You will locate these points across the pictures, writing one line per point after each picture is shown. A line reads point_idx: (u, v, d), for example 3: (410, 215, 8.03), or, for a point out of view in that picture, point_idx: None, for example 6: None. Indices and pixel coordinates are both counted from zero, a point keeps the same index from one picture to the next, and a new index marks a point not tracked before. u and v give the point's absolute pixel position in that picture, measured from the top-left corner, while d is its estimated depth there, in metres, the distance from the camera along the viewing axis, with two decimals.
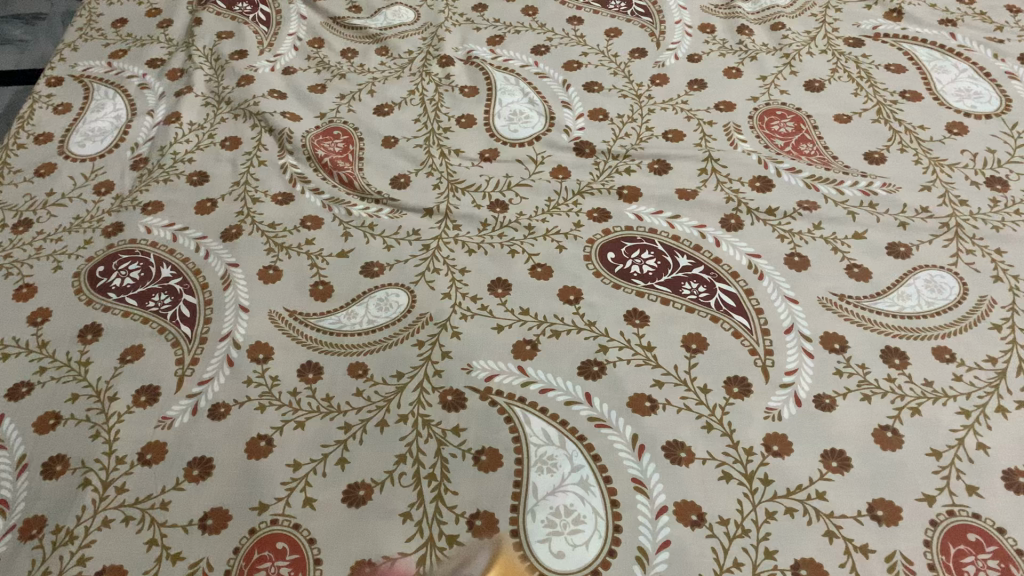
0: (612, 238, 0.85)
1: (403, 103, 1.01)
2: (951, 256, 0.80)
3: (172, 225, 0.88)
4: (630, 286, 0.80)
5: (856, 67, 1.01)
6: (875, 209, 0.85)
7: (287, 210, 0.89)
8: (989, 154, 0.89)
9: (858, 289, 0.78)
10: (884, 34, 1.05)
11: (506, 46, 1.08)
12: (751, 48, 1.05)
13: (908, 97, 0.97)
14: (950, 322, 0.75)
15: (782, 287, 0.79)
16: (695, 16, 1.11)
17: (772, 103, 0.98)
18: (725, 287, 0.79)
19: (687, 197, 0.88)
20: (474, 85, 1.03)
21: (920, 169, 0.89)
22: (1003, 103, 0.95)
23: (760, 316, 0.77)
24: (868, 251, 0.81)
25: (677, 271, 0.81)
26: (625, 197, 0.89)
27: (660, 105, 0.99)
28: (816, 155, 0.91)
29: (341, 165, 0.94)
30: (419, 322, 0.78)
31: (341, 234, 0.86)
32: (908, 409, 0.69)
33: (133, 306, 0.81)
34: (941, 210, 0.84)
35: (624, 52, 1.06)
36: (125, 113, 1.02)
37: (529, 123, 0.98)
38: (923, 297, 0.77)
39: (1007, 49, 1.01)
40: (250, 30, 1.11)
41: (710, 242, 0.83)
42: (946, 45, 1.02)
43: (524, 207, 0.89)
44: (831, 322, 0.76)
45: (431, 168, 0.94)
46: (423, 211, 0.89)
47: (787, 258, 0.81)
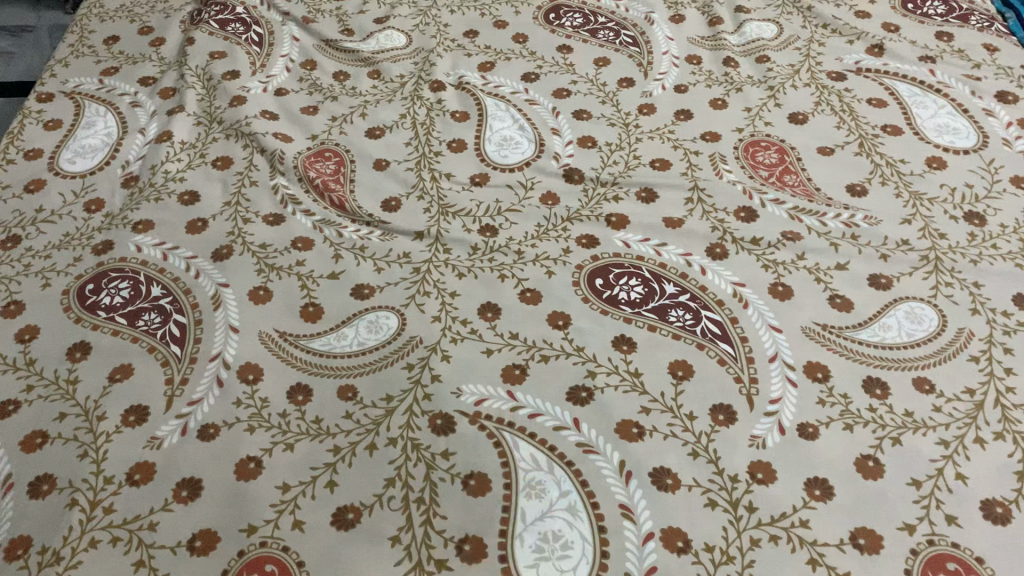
0: (600, 264, 0.86)
1: (394, 126, 1.02)
2: (930, 288, 0.82)
3: (163, 244, 0.88)
4: (617, 312, 0.81)
5: (839, 101, 1.03)
6: (857, 241, 0.87)
7: (278, 231, 0.89)
8: (968, 189, 0.92)
9: (840, 319, 0.80)
10: (866, 68, 1.08)
11: (497, 72, 1.10)
12: (737, 80, 1.07)
13: (890, 131, 0.99)
14: (929, 353, 0.77)
15: (766, 316, 0.80)
16: (682, 47, 1.13)
17: (757, 134, 1.00)
18: (711, 315, 0.81)
19: (674, 225, 0.90)
20: (464, 110, 1.05)
21: (900, 202, 0.90)
22: (981, 138, 0.97)
23: (745, 345, 0.78)
24: (850, 282, 0.83)
25: (664, 298, 0.82)
26: (613, 224, 0.90)
27: (648, 134, 1.01)
28: (799, 186, 0.93)
29: (332, 187, 0.94)
30: (409, 345, 0.78)
31: (332, 255, 0.87)
32: (889, 439, 0.71)
33: (122, 325, 0.81)
34: (921, 243, 0.86)
35: (612, 81, 1.08)
36: (116, 131, 1.02)
37: (518, 149, 1.00)
38: (903, 328, 0.79)
39: (984, 86, 1.04)
40: (243, 51, 1.12)
41: (697, 269, 0.85)
42: (925, 81, 1.05)
43: (514, 231, 0.90)
44: (814, 352, 0.77)
45: (421, 192, 0.94)
46: (414, 234, 0.90)
47: (772, 288, 0.83)
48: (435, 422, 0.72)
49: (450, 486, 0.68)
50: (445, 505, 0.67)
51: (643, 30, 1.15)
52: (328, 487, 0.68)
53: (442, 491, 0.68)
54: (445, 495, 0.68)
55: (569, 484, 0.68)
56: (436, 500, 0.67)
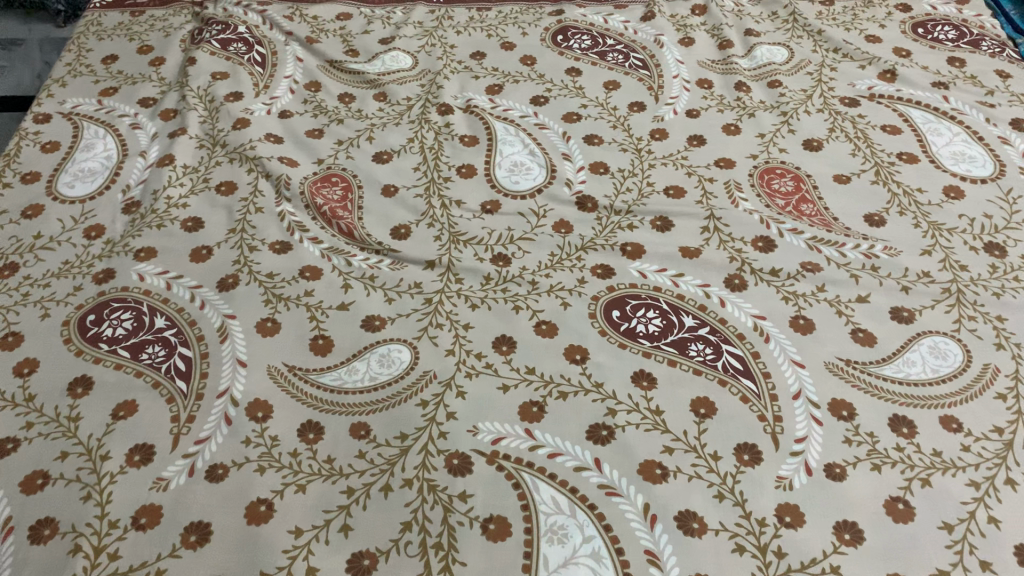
0: (616, 295, 0.84)
1: (402, 151, 1.00)
2: (953, 322, 0.81)
3: (167, 273, 0.86)
4: (636, 346, 0.79)
5: (853, 127, 1.02)
6: (877, 272, 0.85)
7: (285, 260, 0.87)
8: (986, 219, 0.90)
9: (863, 354, 0.78)
10: (878, 94, 1.06)
11: (506, 95, 1.08)
12: (748, 105, 1.06)
13: (905, 159, 0.97)
14: (955, 390, 0.75)
15: (788, 351, 0.79)
16: (693, 71, 1.11)
17: (772, 161, 0.98)
18: (731, 350, 0.79)
19: (690, 255, 0.88)
20: (473, 135, 1.03)
21: (920, 232, 0.89)
22: (998, 167, 0.96)
23: (767, 381, 0.76)
24: (872, 316, 0.81)
25: (683, 331, 0.81)
26: (628, 253, 0.88)
27: (660, 160, 0.99)
28: (817, 216, 0.91)
29: (340, 214, 0.92)
30: (423, 380, 0.76)
31: (341, 285, 0.85)
32: (918, 480, 0.69)
33: (125, 359, 0.78)
34: (942, 275, 0.85)
35: (623, 105, 1.07)
36: (116, 154, 0.99)
37: (529, 175, 0.98)
38: (927, 364, 0.77)
39: (999, 113, 1.02)
40: (246, 71, 1.10)
41: (716, 301, 0.83)
42: (939, 108, 1.04)
43: (527, 261, 0.88)
44: (839, 388, 0.76)
45: (431, 219, 0.92)
46: (425, 263, 0.87)
47: (792, 321, 0.81)
48: (452, 462, 0.70)
49: (469, 531, 0.66)
50: (464, 551, 0.65)
51: (653, 52, 1.14)
52: (342, 531, 0.66)
53: (461, 535, 0.66)
54: (464, 540, 0.65)
55: (591, 528, 0.66)
56: (455, 545, 0.65)
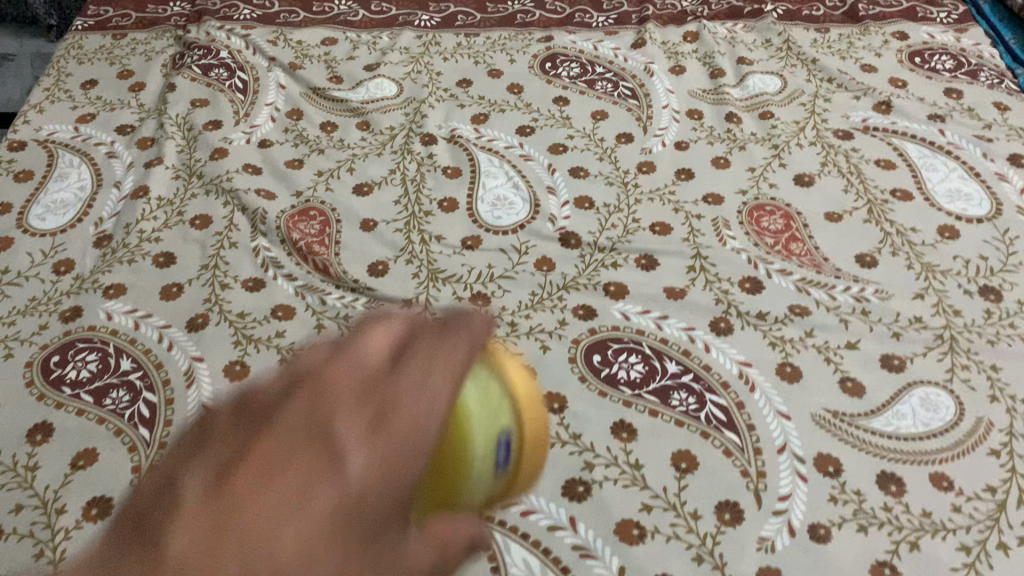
0: (598, 338, 0.81)
1: (382, 183, 0.98)
2: (946, 371, 0.78)
3: (135, 312, 0.83)
4: (617, 394, 0.77)
5: (846, 161, 0.99)
6: (868, 317, 0.82)
7: (257, 298, 0.84)
8: (982, 261, 0.87)
9: (851, 405, 0.76)
10: (873, 127, 1.04)
11: (491, 125, 1.06)
12: (739, 137, 1.03)
13: (899, 196, 0.95)
14: (947, 445, 0.72)
15: (774, 401, 0.76)
16: (683, 100, 1.09)
17: (762, 197, 0.95)
18: (715, 399, 0.76)
19: (675, 297, 0.85)
20: (457, 167, 1.01)
21: (912, 274, 0.86)
22: (994, 205, 0.93)
23: (751, 433, 0.73)
24: (862, 364, 0.79)
25: (666, 378, 0.78)
26: (612, 293, 0.86)
27: (647, 195, 0.97)
28: (806, 256, 0.89)
29: (316, 250, 0.89)
30: None
31: (314, 325, 0.82)
32: (906, 543, 0.66)
33: (88, 404, 0.75)
34: (935, 320, 0.82)
35: (610, 136, 1.04)
36: (90, 184, 0.97)
37: (512, 210, 0.95)
38: (918, 417, 0.75)
39: (996, 148, 1.00)
40: (226, 99, 1.07)
41: (700, 346, 0.81)
42: (935, 143, 1.01)
43: (507, 300, 0.85)
44: (825, 442, 0.73)
45: (410, 255, 0.90)
46: (402, 302, 0.85)
47: (779, 369, 0.78)
48: None
49: None
50: None
51: (642, 81, 1.11)
52: None
53: None
54: None
55: None
56: None
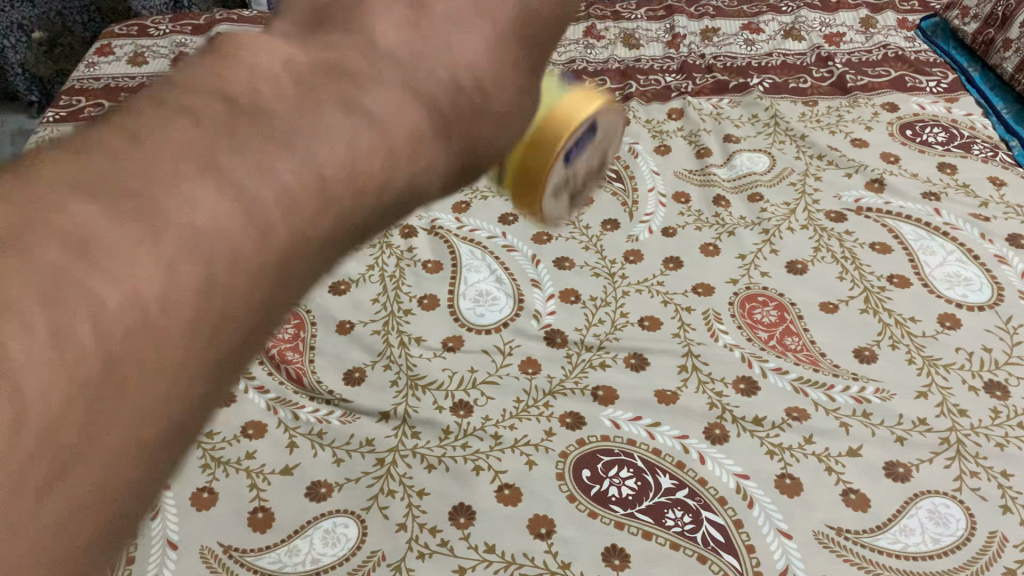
0: (586, 450, 0.77)
1: (360, 281, 0.95)
2: (954, 479, 0.74)
3: None
4: (607, 514, 0.72)
5: (839, 245, 0.96)
6: (869, 419, 0.78)
7: (227, 414, 0.80)
8: (986, 353, 0.84)
9: (855, 521, 0.71)
10: (866, 207, 1.01)
11: (472, 214, 1.04)
12: (728, 222, 1.00)
13: (896, 283, 0.92)
14: (959, 564, 0.68)
15: (774, 519, 0.71)
16: (669, 182, 1.07)
17: (753, 287, 0.92)
18: (712, 517, 0.72)
19: (667, 400, 0.81)
20: (437, 261, 0.98)
21: (913, 369, 0.82)
22: (995, 291, 0.90)
23: (751, 556, 0.69)
24: (865, 473, 0.74)
25: (659, 494, 0.73)
26: (600, 398, 0.82)
27: (635, 286, 0.93)
28: (802, 351, 0.85)
29: (290, 357, 0.86)
30: (371, 562, 0.69)
31: (286, 444, 0.78)
32: None
33: None
34: (940, 422, 0.78)
35: (596, 224, 1.02)
36: None
37: (495, 306, 0.92)
38: (927, 532, 0.70)
39: (994, 228, 0.97)
40: None
41: (694, 457, 0.76)
42: (931, 223, 0.98)
43: (491, 409, 0.81)
44: (830, 564, 0.68)
45: (389, 360, 0.86)
46: (379, 415, 0.81)
47: (778, 481, 0.74)
48: None
49: None
50: None
51: (627, 163, 1.10)
52: None
53: None
54: None
55: None
56: None
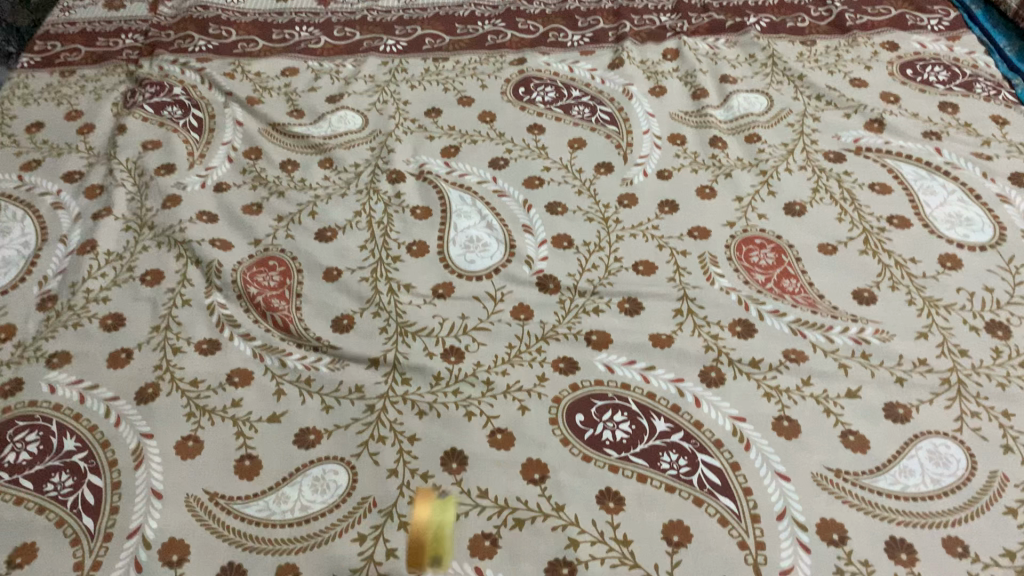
0: (580, 395, 0.76)
1: (347, 226, 0.93)
2: (954, 420, 0.72)
3: (80, 383, 0.77)
4: (602, 458, 0.71)
5: (838, 186, 0.94)
6: (868, 360, 0.77)
7: (212, 362, 0.78)
8: (987, 293, 0.82)
9: (854, 463, 0.70)
10: (866, 147, 0.99)
11: (462, 158, 1.01)
12: (725, 163, 0.98)
13: (896, 223, 0.89)
14: (959, 504, 0.67)
15: (772, 461, 0.70)
16: (664, 125, 1.04)
17: (750, 229, 0.90)
18: (708, 460, 0.70)
19: (662, 344, 0.79)
20: (426, 206, 0.95)
21: (914, 311, 0.81)
22: (997, 231, 0.88)
23: (748, 499, 0.67)
24: (864, 415, 0.73)
25: (654, 438, 0.72)
26: (594, 343, 0.80)
27: (629, 230, 0.91)
28: (800, 293, 0.83)
29: (275, 304, 0.84)
30: (361, 509, 0.67)
31: (273, 391, 0.76)
32: None
33: (28, 490, 0.69)
34: (941, 362, 0.76)
35: (589, 167, 0.99)
36: (34, 239, 0.91)
37: (486, 251, 0.90)
38: (927, 473, 0.69)
39: (997, 167, 0.94)
40: (180, 139, 1.03)
41: (690, 400, 0.74)
42: (932, 162, 0.96)
43: (482, 355, 0.79)
44: (828, 506, 0.67)
45: (377, 306, 0.84)
46: (369, 362, 0.79)
47: (775, 423, 0.73)
48: None
49: None
50: None
51: (621, 105, 1.07)
52: None
53: None
54: None
55: None
56: None
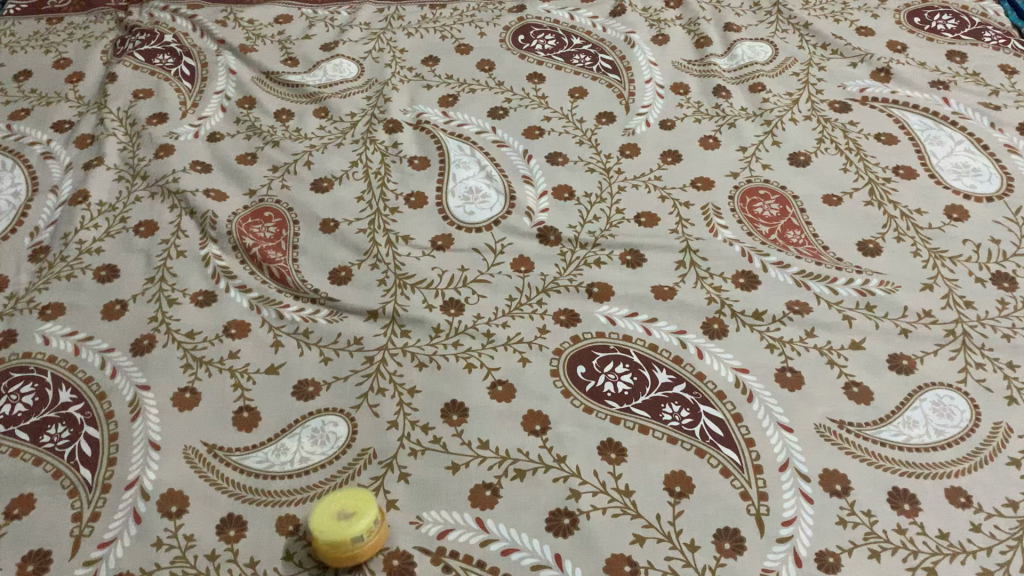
0: (581, 347, 0.75)
1: (344, 177, 0.91)
2: (959, 371, 0.72)
3: (74, 334, 0.76)
4: (603, 410, 0.70)
5: (843, 136, 0.93)
6: (873, 312, 0.76)
7: (208, 314, 0.77)
8: (993, 245, 0.81)
9: (857, 414, 0.69)
10: (872, 97, 0.97)
11: (460, 108, 0.99)
12: (729, 113, 0.96)
13: (902, 174, 0.88)
14: (963, 455, 0.66)
15: (775, 413, 0.69)
16: (667, 74, 1.02)
17: (754, 180, 0.89)
18: (711, 412, 0.69)
19: (664, 296, 0.78)
20: (424, 156, 0.94)
21: (919, 262, 0.80)
22: (1004, 181, 0.86)
23: (751, 450, 0.67)
24: (868, 366, 0.72)
25: (656, 389, 0.71)
26: (595, 295, 0.79)
27: (631, 181, 0.90)
28: (804, 245, 0.82)
29: (272, 256, 0.82)
30: (361, 461, 0.67)
31: (271, 343, 0.75)
32: (923, 570, 0.59)
33: (24, 442, 0.68)
34: (946, 314, 0.75)
35: (590, 117, 0.97)
36: (24, 189, 0.89)
37: (486, 203, 0.88)
38: (931, 425, 0.68)
39: (1005, 117, 0.93)
40: (172, 87, 1.01)
41: (692, 352, 0.74)
42: (939, 112, 0.94)
43: (482, 307, 0.78)
44: (831, 457, 0.66)
45: (375, 258, 0.83)
46: (367, 313, 0.78)
47: (778, 374, 0.72)
48: (392, 564, 0.61)
49: None
50: None
51: (623, 54, 1.05)
52: None
53: None
54: None
55: None
56: None
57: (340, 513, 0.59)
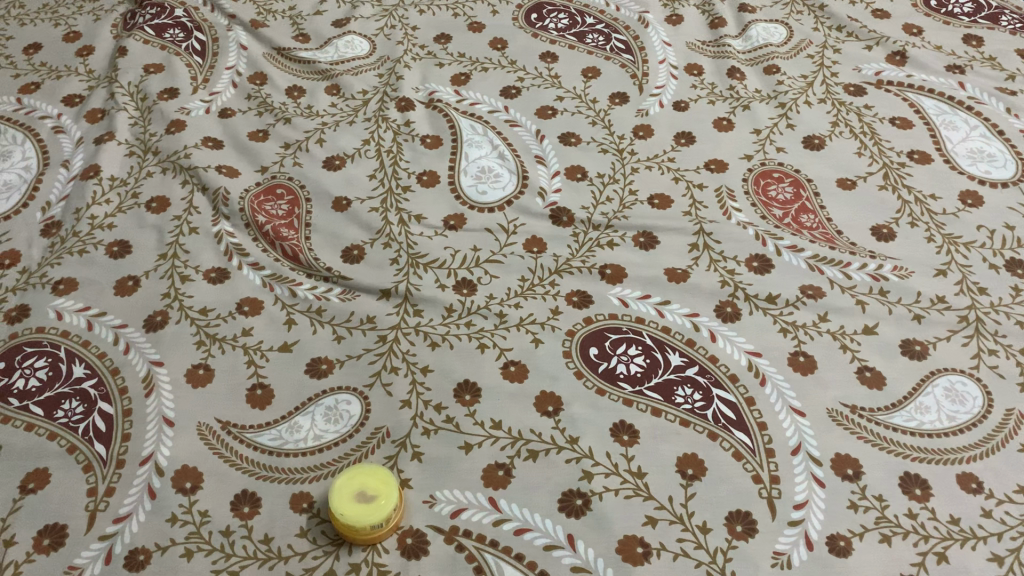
0: (594, 328, 0.75)
1: (356, 155, 0.91)
2: (972, 357, 0.72)
3: (87, 310, 0.76)
4: (616, 392, 0.70)
5: (858, 120, 0.92)
6: (886, 297, 0.76)
7: (221, 291, 0.77)
8: (1008, 231, 0.81)
9: (870, 400, 0.69)
10: (887, 80, 0.96)
11: (472, 87, 0.99)
12: (743, 95, 0.96)
13: (917, 159, 0.88)
14: (974, 441, 0.66)
15: (787, 397, 0.69)
16: (681, 54, 1.02)
17: (768, 163, 0.88)
18: (723, 395, 0.70)
19: (677, 278, 0.78)
20: (436, 135, 0.93)
21: (933, 248, 0.80)
22: (1019, 167, 0.86)
23: (763, 433, 0.67)
24: (881, 352, 0.72)
25: (669, 372, 0.71)
26: (608, 276, 0.79)
27: (644, 163, 0.89)
28: (818, 229, 0.82)
29: (284, 234, 0.82)
30: (374, 440, 0.67)
31: (284, 320, 0.75)
32: (933, 555, 0.60)
33: (38, 417, 0.68)
34: (959, 300, 0.75)
35: (603, 97, 0.97)
36: (35, 163, 0.89)
37: (498, 182, 0.88)
38: (943, 410, 0.68)
39: (1020, 102, 0.92)
40: (182, 62, 1.00)
41: (705, 335, 0.74)
42: (954, 97, 0.94)
43: (495, 287, 0.78)
44: (843, 441, 0.66)
45: (388, 237, 0.83)
46: (380, 292, 0.77)
47: (791, 358, 0.72)
48: (405, 542, 0.61)
49: None
50: None
51: (636, 34, 1.04)
52: None
53: None
54: None
55: None
56: None
57: (360, 495, 0.60)
